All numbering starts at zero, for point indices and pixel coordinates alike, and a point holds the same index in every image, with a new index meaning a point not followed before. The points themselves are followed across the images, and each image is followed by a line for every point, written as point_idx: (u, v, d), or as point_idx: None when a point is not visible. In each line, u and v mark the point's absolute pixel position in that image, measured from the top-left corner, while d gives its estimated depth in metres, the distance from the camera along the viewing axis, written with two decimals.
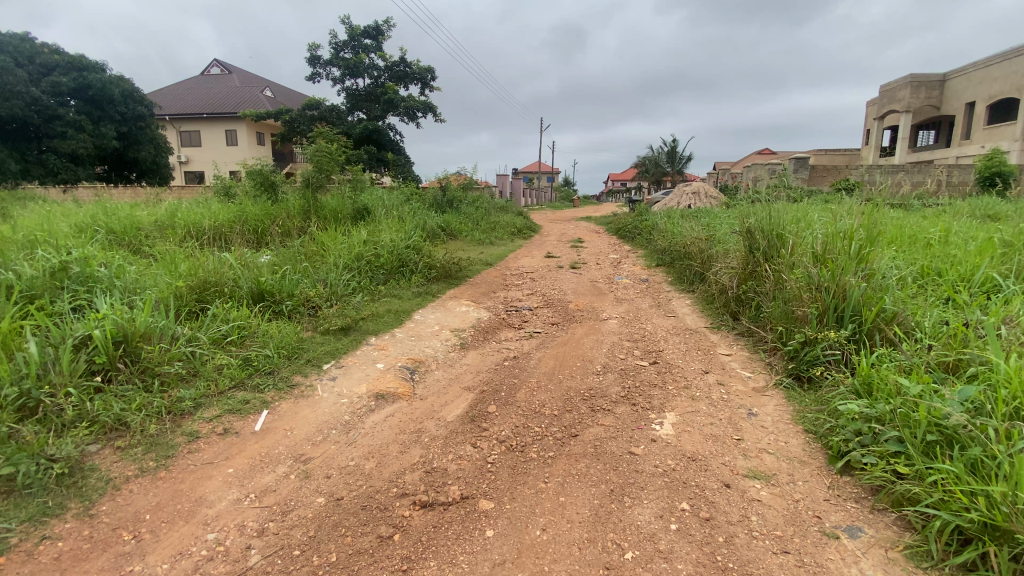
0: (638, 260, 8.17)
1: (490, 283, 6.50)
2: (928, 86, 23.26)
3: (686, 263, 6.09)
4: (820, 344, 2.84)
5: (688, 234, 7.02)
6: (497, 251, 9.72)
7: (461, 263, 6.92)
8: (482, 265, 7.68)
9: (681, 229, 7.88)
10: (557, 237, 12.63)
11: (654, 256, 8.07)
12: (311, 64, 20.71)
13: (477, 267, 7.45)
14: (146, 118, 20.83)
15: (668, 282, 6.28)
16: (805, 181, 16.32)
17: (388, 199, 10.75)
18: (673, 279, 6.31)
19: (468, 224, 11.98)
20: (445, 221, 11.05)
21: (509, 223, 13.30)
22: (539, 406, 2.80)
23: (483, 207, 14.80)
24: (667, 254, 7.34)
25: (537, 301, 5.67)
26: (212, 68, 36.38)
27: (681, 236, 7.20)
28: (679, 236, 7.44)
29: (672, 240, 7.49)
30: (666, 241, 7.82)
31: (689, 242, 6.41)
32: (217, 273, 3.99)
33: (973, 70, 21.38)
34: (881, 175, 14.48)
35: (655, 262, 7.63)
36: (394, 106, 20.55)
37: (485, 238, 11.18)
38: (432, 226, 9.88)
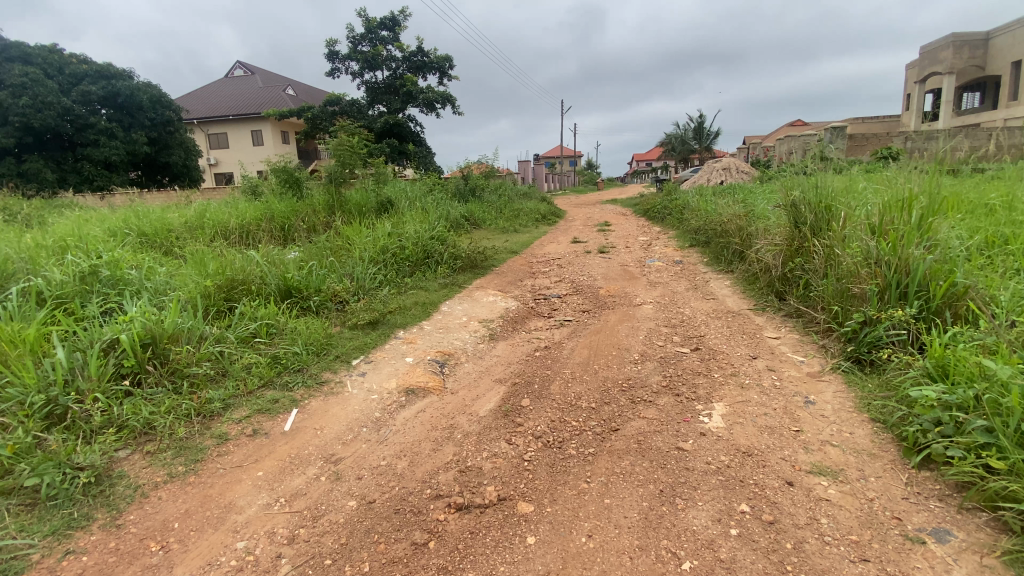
0: (670, 242, 7.87)
1: (517, 271, 6.36)
2: (971, 45, 21.76)
3: (723, 243, 5.80)
4: (882, 323, 2.59)
5: (722, 212, 6.69)
6: (523, 238, 9.57)
7: (488, 253, 6.80)
8: (508, 254, 7.53)
9: (714, 207, 7.54)
10: (583, 222, 12.38)
11: (686, 237, 7.75)
12: (330, 60, 20.80)
13: (504, 256, 7.32)
14: (175, 123, 21.35)
15: (704, 263, 6.01)
16: (843, 151, 15.51)
17: (411, 191, 10.68)
18: (708, 260, 6.04)
19: (492, 212, 11.83)
20: (469, 210, 10.95)
21: (534, 209, 13.09)
22: (575, 399, 2.65)
23: (507, 195, 14.64)
24: (700, 233, 7.03)
25: (566, 287, 5.51)
26: (237, 71, 37.11)
27: (716, 214, 6.88)
28: (713, 215, 7.12)
29: (705, 219, 7.17)
30: (698, 220, 7.51)
31: (725, 220, 6.11)
32: (244, 271, 3.97)
33: (1016, 29, 19.90)
34: (924, 142, 13.62)
35: (687, 243, 7.33)
36: (414, 97, 20.48)
37: (510, 226, 11.01)
38: (456, 216, 9.78)
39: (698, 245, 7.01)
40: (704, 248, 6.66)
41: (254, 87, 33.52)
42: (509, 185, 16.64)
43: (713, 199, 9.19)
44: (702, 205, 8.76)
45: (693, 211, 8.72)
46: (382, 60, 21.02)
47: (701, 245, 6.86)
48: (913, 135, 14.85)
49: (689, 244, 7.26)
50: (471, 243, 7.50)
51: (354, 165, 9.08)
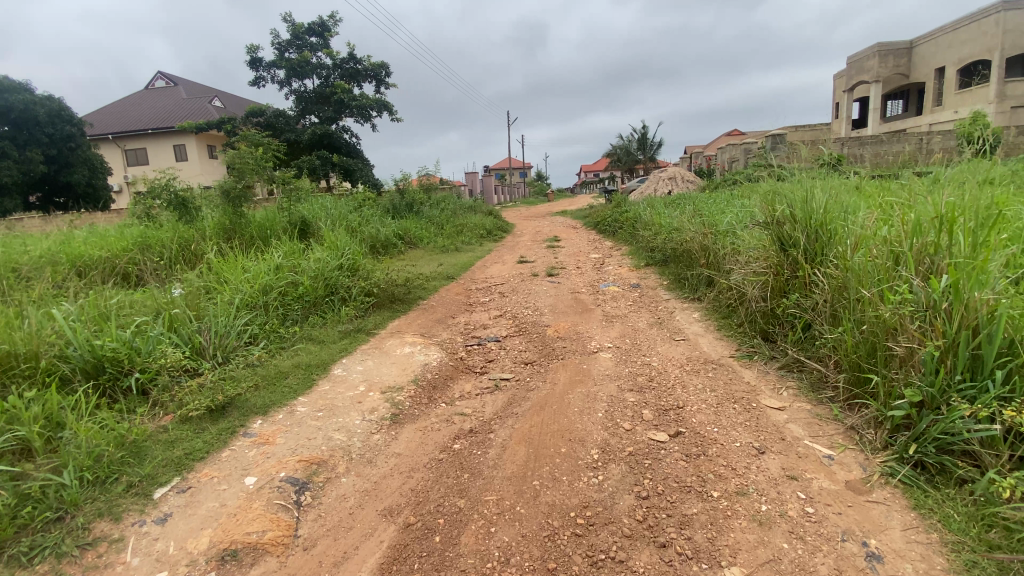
0: (624, 260, 7.00)
1: (450, 303, 5.26)
2: (894, 55, 22.83)
3: (687, 265, 4.95)
4: (962, 414, 1.72)
5: (679, 227, 5.91)
6: (463, 259, 8.49)
7: (413, 281, 5.66)
8: (441, 279, 6.43)
9: (671, 220, 6.76)
10: (531, 237, 11.45)
11: (642, 254, 6.91)
12: (253, 68, 19.13)
13: (437, 282, 6.22)
14: (77, 137, 18.77)
15: (666, 287, 5.12)
16: (786, 158, 15.52)
17: (334, 209, 9.39)
18: (669, 283, 5.20)
19: (429, 229, 10.67)
20: (402, 228, 9.76)
21: (476, 223, 12.04)
22: (501, 566, 1.60)
23: (449, 210, 13.55)
24: (658, 250, 6.19)
25: (505, 326, 4.45)
26: (156, 81, 34.30)
27: (673, 228, 6.08)
28: (670, 230, 6.33)
29: (663, 233, 6.35)
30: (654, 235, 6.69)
31: (684, 236, 5.31)
32: (27, 339, 2.79)
33: (941, 36, 21.10)
34: (861, 146, 13.74)
35: (644, 261, 6.47)
36: (347, 106, 19.13)
37: (450, 244, 9.90)
38: (386, 236, 8.95)
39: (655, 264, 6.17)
40: (662, 268, 5.81)
41: (175, 100, 30.89)
42: (451, 198, 15.54)
43: (668, 211, 8.47)
44: (656, 217, 8.01)
45: (647, 223, 7.94)
46: (311, 68, 19.60)
47: (659, 265, 6.03)
48: (852, 143, 15.03)
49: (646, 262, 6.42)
50: (395, 272, 6.39)
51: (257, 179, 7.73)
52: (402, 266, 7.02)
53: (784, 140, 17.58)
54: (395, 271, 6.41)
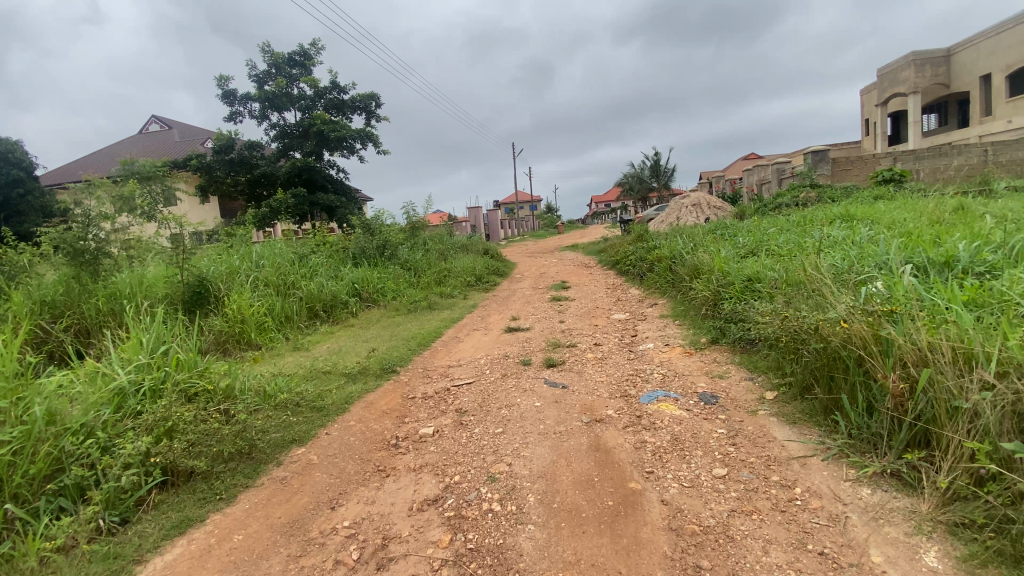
0: (675, 330, 4.35)
1: (350, 449, 2.70)
2: (933, 63, 20.24)
3: (834, 379, 2.34)
4: None
5: (791, 292, 3.29)
6: (432, 323, 5.94)
7: (297, 398, 3.16)
8: (369, 374, 3.85)
9: (749, 271, 4.16)
10: (532, 282, 8.91)
11: (702, 323, 4.26)
12: (226, 102, 17.33)
13: (357, 384, 3.64)
14: (25, 181, 16.98)
15: (786, 416, 2.52)
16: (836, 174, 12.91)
17: (265, 257, 6.98)
18: (785, 409, 2.60)
19: (400, 279, 8.17)
20: (359, 278, 7.29)
21: (465, 266, 9.50)
22: None
23: (435, 250, 11.13)
24: (741, 326, 3.57)
25: (434, 542, 1.86)
26: (152, 125, 33.35)
27: (772, 295, 3.48)
28: (763, 292, 3.72)
29: (748, 299, 3.75)
30: (726, 298, 4.09)
31: (812, 308, 2.71)
32: None
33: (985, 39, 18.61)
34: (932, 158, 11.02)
35: (712, 337, 3.83)
36: (328, 141, 16.95)
37: (421, 297, 7.39)
38: (329, 297, 6.60)
39: (733, 349, 3.55)
40: (755, 363, 3.19)
41: (165, 142, 29.67)
42: (440, 235, 13.11)
43: (729, 251, 5.82)
44: (712, 255, 5.40)
45: (699, 265, 5.27)
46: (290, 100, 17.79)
47: (743, 354, 3.41)
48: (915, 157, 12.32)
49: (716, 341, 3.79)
50: (291, 373, 3.87)
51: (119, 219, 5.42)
52: (319, 358, 4.51)
53: (828, 157, 15.01)
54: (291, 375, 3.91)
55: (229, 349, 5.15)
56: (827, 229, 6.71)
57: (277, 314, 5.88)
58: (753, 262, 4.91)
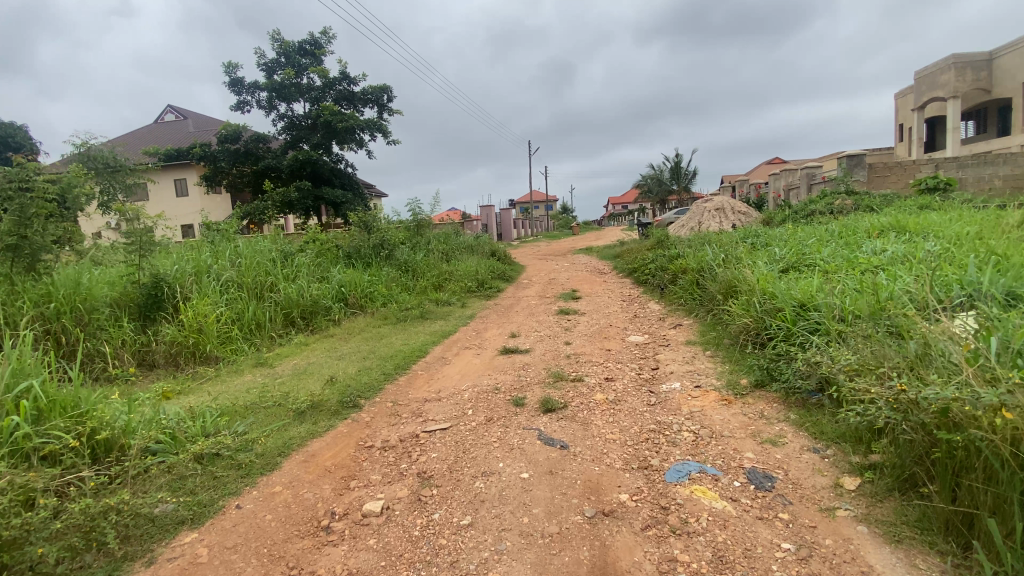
0: (708, 364, 3.52)
1: (259, 535, 1.96)
2: (974, 66, 18.56)
3: (972, 489, 1.58)
4: None
5: (877, 336, 2.45)
6: (420, 337, 5.17)
7: (203, 449, 2.43)
8: (323, 411, 3.10)
9: (805, 298, 3.32)
10: (539, 290, 8.11)
11: (742, 358, 3.43)
12: (233, 90, 16.82)
13: (303, 426, 2.89)
14: None
15: (888, 529, 1.75)
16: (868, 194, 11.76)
17: (243, 255, 6.29)
18: (884, 520, 1.79)
19: (394, 282, 7.43)
20: (346, 281, 6.53)
21: (467, 268, 8.72)
22: None
23: (438, 249, 10.37)
24: (798, 373, 2.76)
25: None
26: (168, 115, 33.22)
27: (846, 338, 2.65)
28: (830, 328, 2.88)
29: (810, 337, 2.93)
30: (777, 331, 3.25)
31: (928, 375, 1.92)
32: None
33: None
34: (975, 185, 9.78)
35: (757, 381, 3.00)
36: (336, 132, 16.14)
37: (414, 304, 6.64)
38: (310, 302, 5.88)
39: (787, 402, 2.73)
40: (824, 429, 2.36)
41: (178, 133, 29.44)
42: (447, 234, 12.34)
43: (772, 266, 4.93)
44: (752, 271, 4.53)
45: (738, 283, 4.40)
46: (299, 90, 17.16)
47: (804, 411, 2.59)
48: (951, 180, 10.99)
49: (762, 387, 2.97)
50: (228, 407, 3.13)
51: (67, 210, 4.78)
52: (275, 383, 3.80)
53: (865, 162, 13.93)
54: (229, 407, 3.18)
55: (177, 368, 4.51)
56: (880, 242, 5.78)
57: (233, 322, 5.14)
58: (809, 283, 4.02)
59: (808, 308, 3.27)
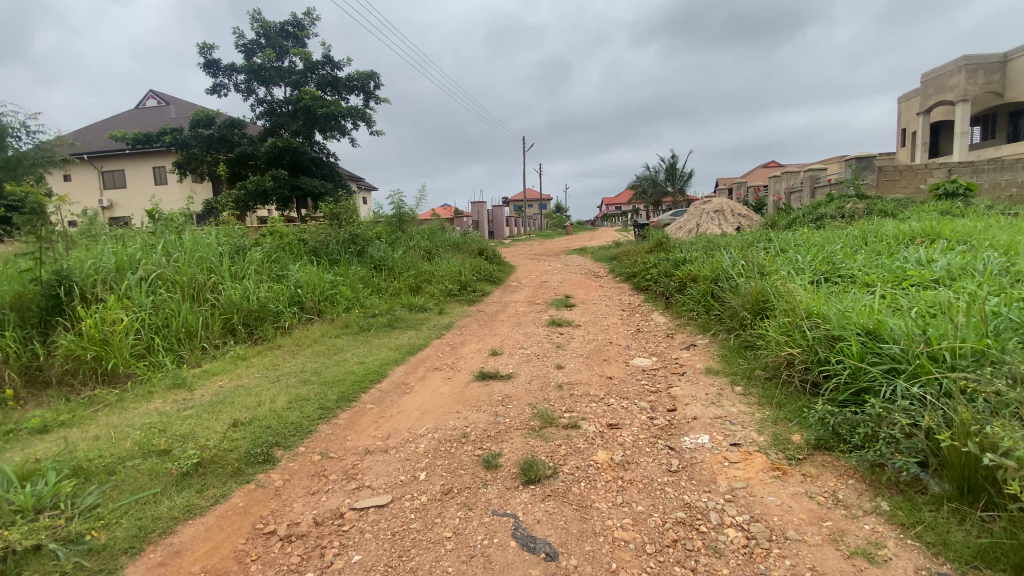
0: (741, 405, 2.70)
1: None
2: (986, 69, 17.55)
3: None
4: None
5: None
6: (382, 353, 4.29)
7: (3, 547, 1.62)
8: (217, 470, 2.24)
9: (876, 326, 2.50)
10: (528, 295, 7.25)
11: (788, 401, 2.62)
12: (208, 73, 15.78)
13: (180, 498, 2.05)
14: None
15: None
16: (879, 207, 10.81)
17: (182, 248, 5.37)
18: None
19: (362, 283, 6.53)
20: (303, 281, 5.64)
21: (449, 268, 7.82)
22: None
23: (420, 246, 9.47)
24: (891, 440, 1.94)
25: None
26: (150, 100, 31.88)
27: (968, 398, 1.84)
28: (928, 375, 2.09)
29: (900, 387, 2.11)
30: (841, 370, 2.43)
31: None
32: None
33: None
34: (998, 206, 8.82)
35: (818, 441, 2.23)
36: (317, 119, 15.14)
37: (382, 309, 5.75)
38: (256, 305, 4.99)
39: (868, 480, 1.95)
40: (947, 538, 1.58)
41: (158, 117, 28.23)
42: (432, 230, 11.43)
43: (805, 277, 4.12)
44: (785, 283, 3.72)
45: (771, 297, 3.59)
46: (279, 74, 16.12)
47: (903, 501, 1.80)
48: (962, 202, 9.94)
49: (826, 450, 2.19)
50: (85, 464, 2.28)
51: None
52: (174, 418, 2.91)
53: (875, 164, 13.23)
54: (90, 464, 2.30)
55: (70, 390, 3.59)
56: (923, 251, 4.99)
57: (152, 329, 4.20)
58: (864, 303, 3.20)
59: (882, 341, 2.45)
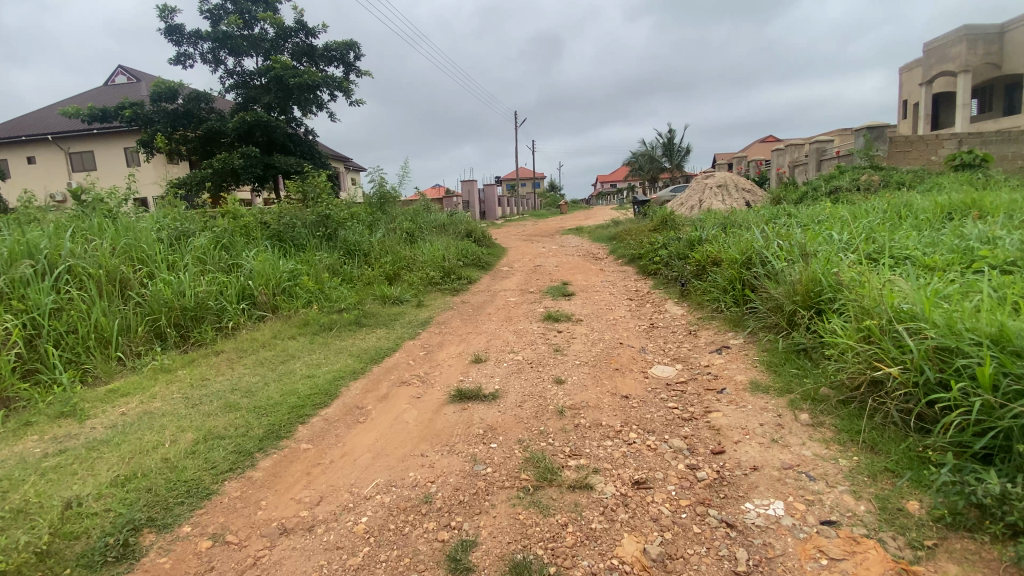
0: (816, 444, 1.93)
1: None
2: (985, 40, 15.41)
3: None
4: None
5: None
6: (341, 360, 3.46)
7: None
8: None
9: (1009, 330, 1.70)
10: (520, 282, 6.44)
11: (882, 440, 1.83)
12: (171, 40, 14.56)
13: None
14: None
15: None
16: (897, 179, 10.01)
17: (105, 235, 4.49)
18: None
19: (329, 271, 5.68)
20: (254, 270, 4.78)
21: (432, 253, 6.96)
22: None
23: (402, 228, 8.57)
24: None
25: None
26: (121, 77, 30.18)
27: None
28: None
29: None
30: (971, 399, 1.64)
31: None
32: None
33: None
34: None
35: (951, 517, 1.43)
36: (290, 90, 13.99)
37: (347, 302, 4.90)
38: (191, 300, 4.15)
39: None
40: None
41: (129, 95, 26.67)
42: (417, 210, 10.53)
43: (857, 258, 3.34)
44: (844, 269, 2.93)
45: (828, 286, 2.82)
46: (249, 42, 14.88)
47: None
48: (987, 173, 9.13)
49: (967, 534, 1.39)
50: None
51: None
52: (27, 473, 2.09)
53: (889, 133, 12.36)
54: None
55: None
56: (987, 225, 4.18)
57: (50, 338, 3.40)
58: (961, 295, 2.39)
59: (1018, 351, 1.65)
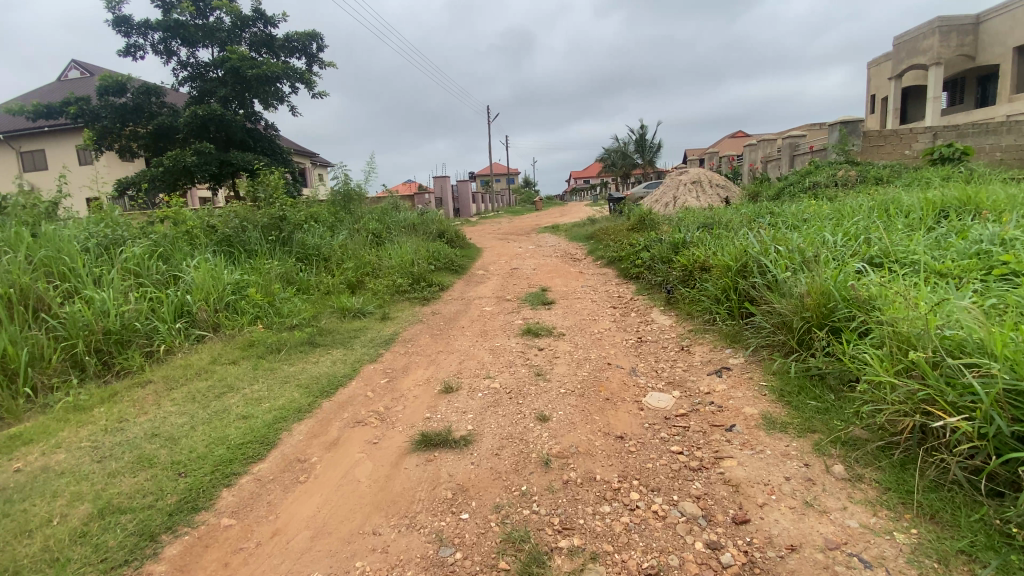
0: (861, 510, 1.58)
1: None
2: (958, 31, 15.63)
3: None
4: None
5: None
6: (288, 392, 2.97)
7: None
8: None
9: None
10: (495, 287, 6.03)
11: (947, 512, 1.49)
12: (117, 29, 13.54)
13: None
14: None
15: None
16: (873, 174, 9.97)
17: (14, 247, 3.87)
18: None
19: (284, 280, 5.14)
20: (194, 283, 4.22)
21: (399, 256, 6.47)
22: None
23: (367, 229, 8.03)
24: None
25: None
26: (68, 70, 28.35)
27: None
28: None
29: None
30: None
31: None
32: None
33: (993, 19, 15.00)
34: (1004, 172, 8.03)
35: None
36: (248, 82, 13.18)
37: (302, 316, 4.40)
38: (117, 321, 3.59)
39: None
40: None
41: (77, 89, 25.01)
42: (385, 210, 9.98)
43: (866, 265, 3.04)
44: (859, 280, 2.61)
45: (843, 300, 2.49)
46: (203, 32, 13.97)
47: None
48: (960, 168, 9.13)
49: None
50: None
51: None
52: None
53: (862, 128, 12.37)
54: None
55: None
56: (987, 224, 3.96)
57: None
58: (999, 312, 2.09)
59: None
